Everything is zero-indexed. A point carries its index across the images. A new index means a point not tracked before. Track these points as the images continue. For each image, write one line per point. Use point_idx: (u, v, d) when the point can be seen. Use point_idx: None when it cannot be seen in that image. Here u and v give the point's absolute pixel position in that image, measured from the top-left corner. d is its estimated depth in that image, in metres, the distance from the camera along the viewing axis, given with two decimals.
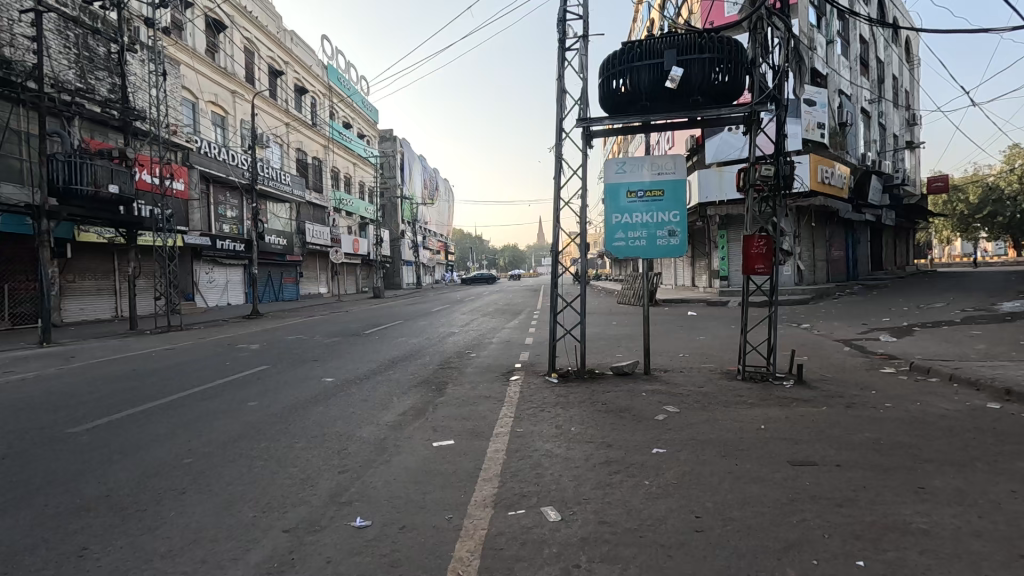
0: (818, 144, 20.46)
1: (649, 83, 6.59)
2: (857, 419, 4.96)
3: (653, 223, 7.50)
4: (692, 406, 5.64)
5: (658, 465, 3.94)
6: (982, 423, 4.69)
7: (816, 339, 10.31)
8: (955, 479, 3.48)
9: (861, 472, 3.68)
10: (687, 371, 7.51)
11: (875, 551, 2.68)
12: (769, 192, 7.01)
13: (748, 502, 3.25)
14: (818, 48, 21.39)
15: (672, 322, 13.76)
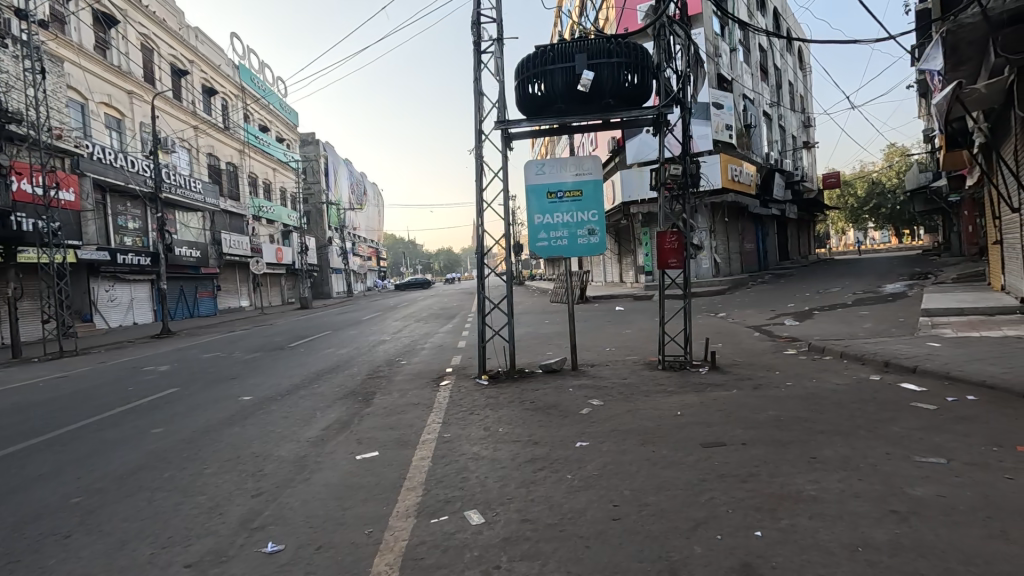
0: (726, 145, 21.92)
1: (564, 86, 6.76)
2: (762, 399, 5.34)
3: (574, 222, 7.70)
4: (615, 398, 5.84)
5: (581, 459, 4.04)
6: (866, 394, 5.21)
7: (730, 327, 11.02)
8: (842, 447, 3.83)
9: (764, 448, 3.97)
10: (613, 364, 7.78)
11: (772, 520, 2.89)
12: (678, 190, 7.42)
13: (663, 487, 3.40)
14: (722, 55, 22.95)
15: (601, 318, 14.20)
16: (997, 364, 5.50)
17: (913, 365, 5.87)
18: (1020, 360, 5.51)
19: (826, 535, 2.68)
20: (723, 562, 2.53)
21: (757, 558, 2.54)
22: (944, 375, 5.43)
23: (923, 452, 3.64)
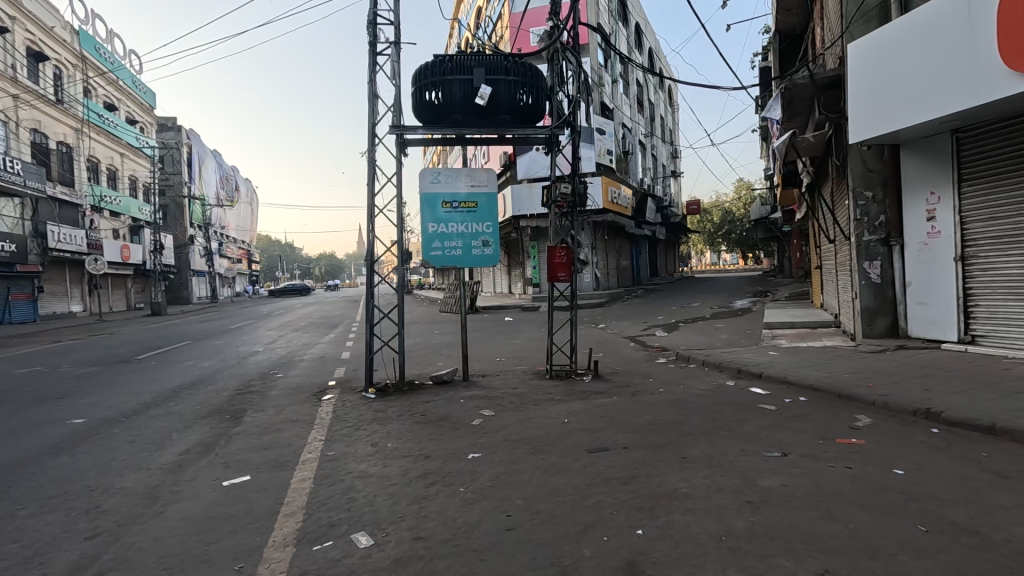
0: (607, 168, 23.66)
1: (461, 97, 6.80)
2: (640, 405, 5.78)
3: (468, 233, 7.73)
4: (506, 408, 5.93)
5: (474, 470, 4.02)
6: (724, 398, 5.89)
7: (610, 337, 11.82)
8: (706, 447, 4.27)
9: (642, 450, 4.29)
10: (503, 374, 7.89)
11: (651, 518, 3.11)
12: (567, 209, 7.82)
13: (554, 494, 3.51)
14: (605, 85, 24.79)
15: (491, 328, 14.39)
16: (820, 369, 6.55)
17: (759, 371, 6.77)
18: (836, 366, 6.62)
19: (696, 528, 2.96)
20: (610, 562, 2.67)
21: (640, 555, 2.72)
22: (781, 379, 6.35)
23: (768, 447, 4.21)
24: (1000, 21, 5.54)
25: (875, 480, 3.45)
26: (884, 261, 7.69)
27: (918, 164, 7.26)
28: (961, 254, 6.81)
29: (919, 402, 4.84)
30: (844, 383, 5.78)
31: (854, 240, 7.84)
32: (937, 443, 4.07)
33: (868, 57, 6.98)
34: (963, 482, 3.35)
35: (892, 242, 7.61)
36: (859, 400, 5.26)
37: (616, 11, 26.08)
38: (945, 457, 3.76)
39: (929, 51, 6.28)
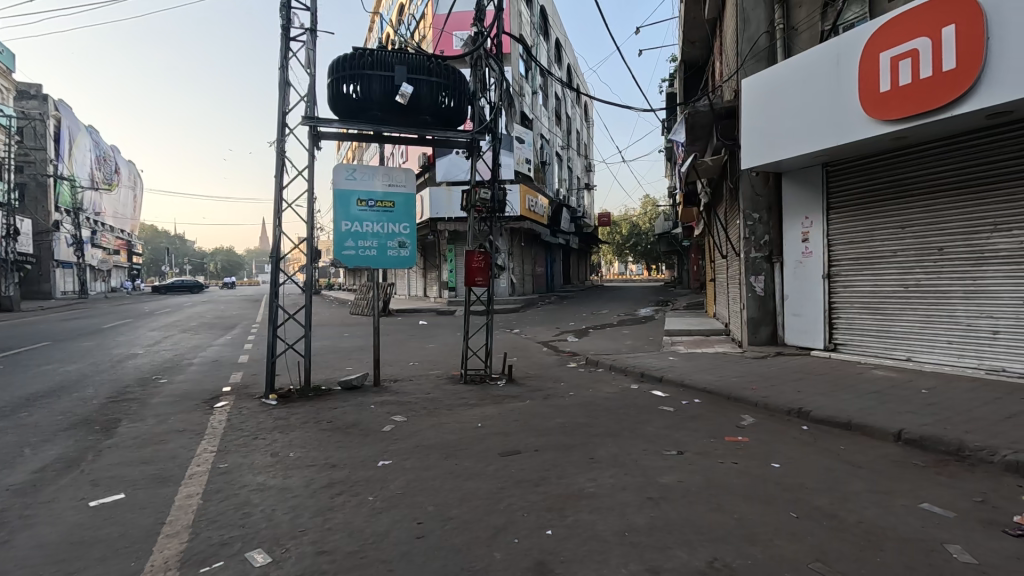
0: (525, 176, 24.15)
1: (381, 94, 6.59)
2: (552, 408, 5.95)
3: (383, 233, 7.51)
4: (419, 413, 5.82)
5: (384, 478, 3.89)
6: (628, 401, 6.22)
7: (524, 342, 12.03)
8: (612, 447, 4.49)
9: (552, 452, 4.41)
10: (417, 379, 7.74)
11: (560, 518, 3.21)
12: (486, 214, 7.83)
13: (466, 498, 3.50)
14: (525, 95, 25.35)
15: (404, 332, 14.07)
16: (713, 373, 7.15)
17: (660, 375, 7.24)
18: (726, 370, 7.27)
19: (602, 525, 3.09)
20: (520, 563, 2.71)
21: (549, 555, 2.78)
22: (679, 383, 6.85)
23: (667, 446, 4.51)
24: (859, 73, 6.43)
25: (756, 474, 3.82)
26: (767, 276, 8.58)
27: (796, 192, 8.19)
28: (827, 273, 7.78)
29: (792, 402, 5.44)
30: (732, 385, 6.36)
31: (743, 257, 8.67)
32: (806, 438, 4.61)
33: (759, 92, 7.79)
34: (827, 472, 3.81)
35: (774, 259, 8.50)
36: (745, 402, 5.82)
37: (538, 25, 26.84)
38: (813, 451, 4.27)
39: (805, 93, 7.13)
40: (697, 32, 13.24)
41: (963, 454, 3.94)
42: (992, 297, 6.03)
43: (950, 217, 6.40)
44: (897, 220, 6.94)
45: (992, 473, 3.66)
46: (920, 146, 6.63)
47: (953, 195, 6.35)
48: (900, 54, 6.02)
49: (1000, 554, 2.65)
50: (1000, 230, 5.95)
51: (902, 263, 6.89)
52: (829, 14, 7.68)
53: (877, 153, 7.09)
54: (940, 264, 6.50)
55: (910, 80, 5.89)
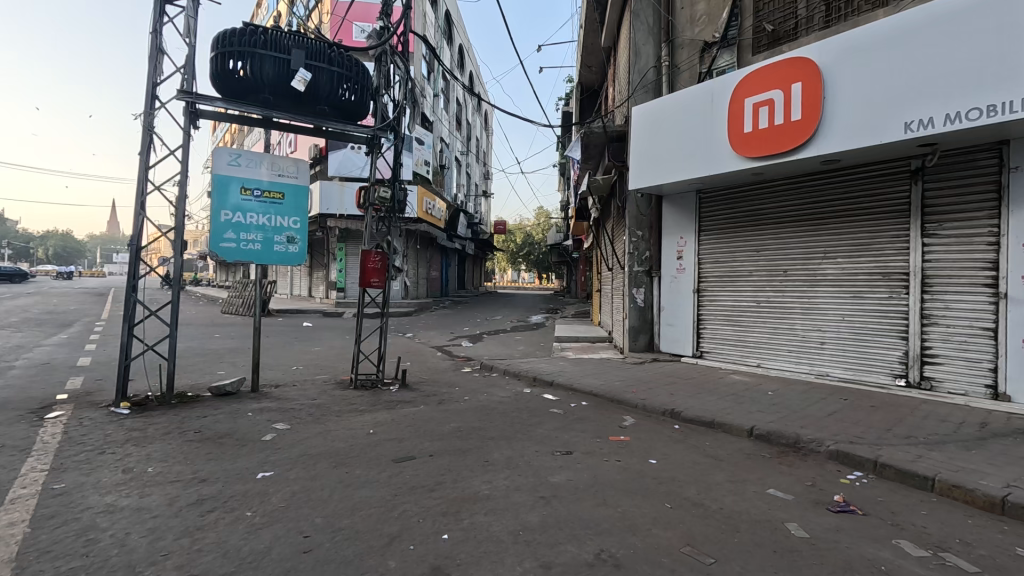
0: (424, 178, 23.83)
1: (273, 77, 6.09)
2: (447, 412, 5.91)
3: (269, 226, 6.95)
4: (303, 421, 5.44)
5: (264, 491, 3.59)
6: (521, 404, 6.40)
7: (417, 347, 11.79)
8: (506, 450, 4.58)
9: (447, 457, 4.39)
10: (302, 384, 7.22)
11: (455, 522, 3.21)
12: (384, 213, 7.61)
13: (357, 508, 3.36)
14: (428, 97, 25.07)
15: (286, 334, 13.04)
16: (598, 378, 7.61)
17: (551, 379, 7.55)
18: (610, 375, 7.79)
19: (497, 526, 3.15)
20: (415, 570, 2.67)
21: (445, 559, 2.77)
22: (568, 387, 7.19)
23: (557, 447, 4.72)
24: (728, 114, 7.33)
25: (636, 470, 4.16)
26: (647, 289, 9.39)
27: (674, 214, 9.07)
28: (697, 288, 8.72)
29: (667, 404, 5.99)
30: (616, 389, 6.83)
31: (628, 270, 9.40)
32: (678, 436, 5.10)
33: (645, 121, 8.54)
34: (694, 466, 4.26)
35: (653, 274, 9.34)
36: (626, 403, 6.28)
37: (443, 28, 26.76)
38: (683, 447, 4.75)
39: (685, 126, 7.95)
40: (593, 58, 14.14)
41: (798, 445, 4.65)
42: (821, 314, 7.16)
43: (792, 245, 7.49)
44: (753, 244, 7.99)
45: (820, 461, 4.36)
46: (772, 182, 7.70)
47: (796, 226, 7.44)
48: (760, 101, 6.94)
49: (825, 528, 3.18)
50: (829, 258, 7.08)
51: (756, 282, 7.93)
52: (705, 58, 8.58)
53: (739, 185, 8.12)
54: (785, 284, 7.57)
55: (766, 125, 6.83)
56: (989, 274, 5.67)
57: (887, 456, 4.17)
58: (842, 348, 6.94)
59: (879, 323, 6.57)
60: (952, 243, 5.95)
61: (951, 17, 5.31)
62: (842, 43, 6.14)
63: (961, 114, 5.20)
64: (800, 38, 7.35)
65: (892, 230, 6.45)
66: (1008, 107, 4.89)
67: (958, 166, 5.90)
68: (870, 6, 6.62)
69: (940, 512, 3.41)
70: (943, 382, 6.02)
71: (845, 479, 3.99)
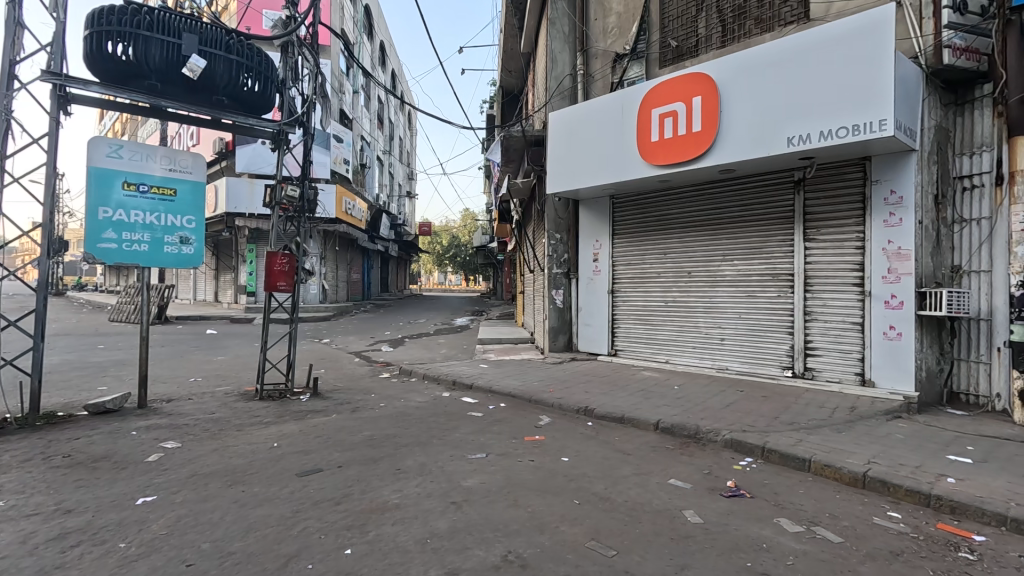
0: (343, 177, 23.00)
1: (161, 62, 5.56)
2: (360, 421, 5.69)
3: (159, 226, 6.34)
4: (198, 437, 5.00)
5: (143, 518, 3.24)
6: (439, 409, 6.29)
7: (333, 353, 11.29)
8: (420, 456, 4.49)
9: (357, 467, 4.22)
10: (198, 398, 6.63)
11: (360, 535, 3.08)
12: (293, 213, 7.16)
13: (252, 529, 3.13)
14: (346, 93, 24.18)
15: (185, 343, 11.96)
16: (517, 379, 7.68)
17: (470, 382, 7.52)
18: (529, 376, 7.90)
19: (404, 536, 3.07)
20: None
21: None
22: (487, 389, 7.19)
23: (472, 450, 4.70)
24: (637, 124, 7.71)
25: (548, 468, 4.23)
26: (566, 290, 9.72)
27: (589, 218, 9.41)
28: (611, 289, 9.09)
29: (581, 402, 6.16)
30: (534, 389, 6.93)
31: (548, 272, 9.65)
32: (590, 433, 5.26)
33: (562, 126, 8.78)
34: (604, 461, 4.41)
35: (571, 275, 9.67)
36: (543, 403, 6.39)
37: (362, 23, 25.91)
38: (594, 443, 4.91)
39: (598, 133, 8.26)
40: (513, 62, 14.31)
41: (697, 436, 4.96)
42: (721, 312, 7.71)
43: (695, 248, 8.01)
44: (661, 247, 8.45)
45: (717, 450, 4.68)
46: (678, 189, 8.19)
47: (698, 231, 7.97)
48: (665, 112, 7.35)
49: (718, 512, 3.41)
50: (727, 260, 7.64)
51: (664, 283, 8.39)
52: (616, 69, 8.96)
53: (648, 192, 8.57)
54: (689, 285, 8.08)
55: (671, 134, 7.25)
56: (856, 275, 6.39)
57: (773, 441, 4.56)
58: (739, 343, 7.51)
59: (769, 320, 7.19)
60: (828, 247, 6.64)
61: (825, 45, 5.91)
62: (735, 62, 6.66)
63: (832, 131, 5.82)
64: (700, 55, 7.89)
65: (779, 235, 7.08)
66: (869, 127, 5.54)
67: (832, 178, 6.60)
68: (759, 30, 7.23)
69: (814, 490, 3.78)
70: (822, 371, 6.70)
71: (738, 465, 4.31)
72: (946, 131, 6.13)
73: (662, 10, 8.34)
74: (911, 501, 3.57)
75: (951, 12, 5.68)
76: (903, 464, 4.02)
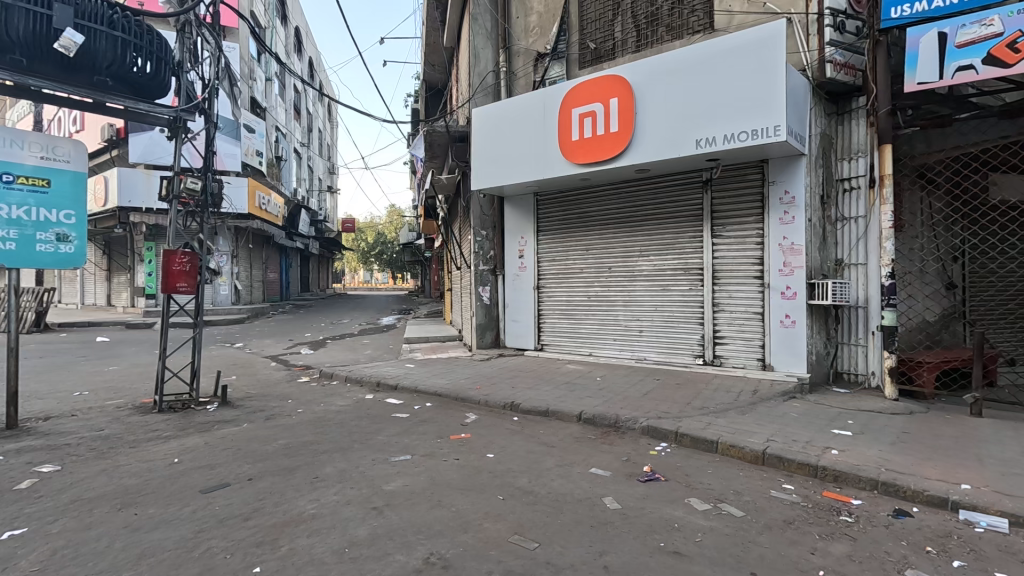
0: (255, 170, 21.78)
1: (27, 36, 4.89)
2: (275, 429, 5.35)
3: (29, 221, 5.57)
4: (82, 458, 4.48)
5: (10, 556, 2.84)
6: (362, 412, 6.07)
7: (247, 358, 10.57)
8: (340, 463, 4.30)
9: (269, 478, 3.97)
10: (85, 414, 5.93)
11: (271, 551, 2.89)
12: (194, 207, 6.58)
13: (145, 555, 2.84)
14: (257, 81, 22.69)
15: (69, 352, 10.66)
16: (444, 378, 7.59)
17: (395, 383, 7.33)
18: (456, 374, 7.83)
19: (320, 547, 2.92)
20: None
21: None
22: (413, 389, 7.05)
23: (395, 452, 4.58)
24: (558, 122, 7.87)
25: (473, 466, 4.21)
26: (492, 287, 9.76)
27: (514, 215, 9.50)
28: (536, 285, 9.23)
29: (507, 398, 6.20)
30: (460, 387, 6.88)
31: (474, 269, 9.63)
32: (516, 428, 5.30)
33: (486, 124, 8.78)
34: (528, 455, 4.46)
35: (497, 272, 9.71)
36: (469, 401, 6.37)
37: (274, 6, 24.39)
38: (520, 438, 4.96)
39: (521, 131, 8.35)
40: (436, 56, 14.11)
41: (618, 425, 5.16)
42: (639, 305, 8.07)
43: (615, 244, 8.32)
44: (583, 244, 8.69)
45: (635, 437, 4.90)
46: (597, 187, 8.46)
47: (617, 228, 8.28)
48: (585, 112, 7.56)
49: (635, 497, 3.56)
50: (643, 256, 8.01)
51: (587, 278, 8.65)
52: (538, 68, 9.09)
53: (571, 189, 8.78)
54: (610, 280, 8.38)
55: (591, 134, 7.47)
56: (757, 269, 6.93)
57: (685, 426, 4.84)
58: (655, 334, 7.91)
59: (682, 311, 7.62)
60: (732, 243, 7.15)
61: (728, 54, 6.32)
62: (648, 66, 6.96)
63: (734, 135, 6.25)
64: (617, 58, 8.19)
65: (690, 232, 7.53)
66: (766, 131, 6.02)
67: (735, 179, 7.10)
68: (670, 36, 7.63)
69: (720, 469, 4.06)
70: (729, 358, 7.22)
71: (654, 450, 4.53)
72: (829, 138, 6.80)
73: (581, 12, 8.56)
74: (803, 473, 3.94)
75: (832, 30, 6.29)
76: (796, 440, 4.42)
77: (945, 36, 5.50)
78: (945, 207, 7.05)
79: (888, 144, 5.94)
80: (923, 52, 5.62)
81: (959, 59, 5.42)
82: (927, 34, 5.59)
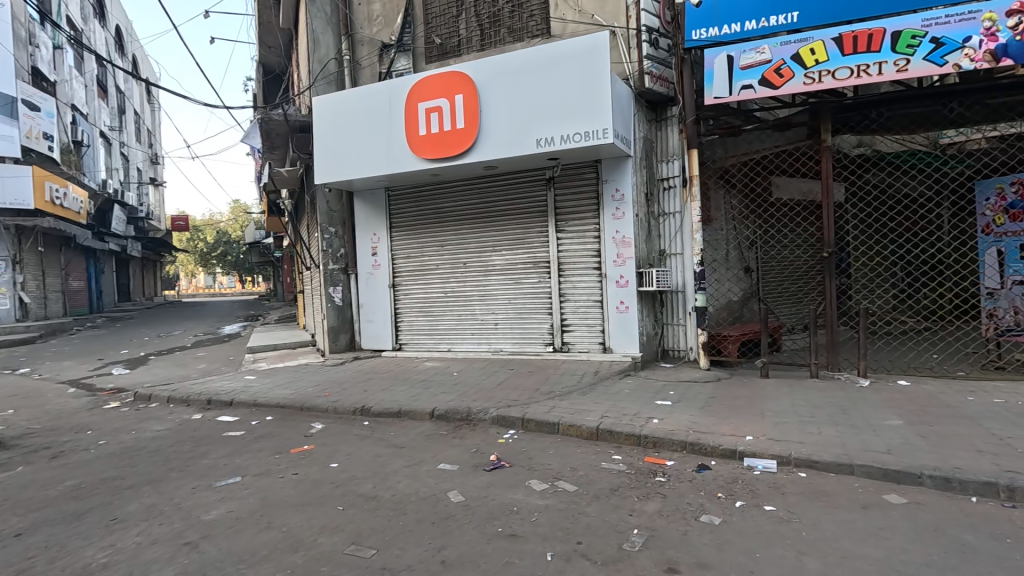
0: (44, 156, 17.92)
1: None
2: (62, 469, 4.43)
3: None
4: None
5: None
6: (185, 435, 5.33)
7: (33, 386, 8.66)
8: (148, 497, 3.72)
9: (47, 530, 3.28)
10: None
11: None
12: None
13: None
14: (42, 48, 18.62)
15: None
16: (289, 387, 7.00)
17: (230, 398, 6.57)
18: (303, 382, 7.28)
19: None
20: None
21: None
22: (251, 403, 6.38)
23: (222, 476, 4.09)
24: (405, 116, 7.69)
25: (313, 479, 3.94)
26: (345, 287, 9.27)
27: (365, 211, 9.11)
28: (392, 283, 8.97)
29: (358, 402, 5.92)
30: (306, 396, 6.41)
31: (324, 268, 9.06)
32: (365, 433, 5.09)
33: (328, 114, 8.28)
34: (375, 459, 4.31)
35: (349, 271, 9.25)
36: (316, 410, 5.95)
37: None
38: (368, 442, 4.77)
39: (367, 123, 8.01)
40: (272, 37, 12.91)
41: (469, 417, 5.23)
42: (494, 298, 8.27)
43: (469, 239, 8.40)
44: (439, 240, 8.63)
45: (486, 428, 5.00)
46: (450, 182, 8.46)
47: (470, 223, 8.37)
48: (431, 107, 7.49)
49: (478, 486, 3.63)
50: (496, 250, 8.21)
51: (442, 274, 8.62)
52: (384, 59, 8.78)
53: (423, 184, 8.66)
54: (466, 275, 8.46)
55: (437, 129, 7.43)
56: (595, 260, 7.52)
57: (531, 412, 5.07)
58: (510, 326, 8.18)
59: (533, 303, 7.99)
60: (573, 237, 7.67)
61: (561, 59, 6.74)
62: (490, 64, 7.12)
63: (569, 135, 6.68)
64: (462, 54, 8.24)
65: (537, 227, 7.90)
66: (596, 133, 6.54)
67: (574, 177, 7.62)
68: (511, 39, 7.90)
69: (560, 449, 4.32)
70: (575, 344, 7.74)
71: (502, 438, 4.67)
72: (651, 143, 7.63)
73: (425, 6, 8.46)
74: (629, 443, 4.37)
75: (648, 45, 7.05)
76: (626, 414, 4.88)
77: (732, 59, 6.48)
78: (740, 203, 8.35)
79: (695, 149, 6.84)
80: (717, 71, 6.55)
81: (742, 79, 6.43)
82: (719, 56, 6.53)
